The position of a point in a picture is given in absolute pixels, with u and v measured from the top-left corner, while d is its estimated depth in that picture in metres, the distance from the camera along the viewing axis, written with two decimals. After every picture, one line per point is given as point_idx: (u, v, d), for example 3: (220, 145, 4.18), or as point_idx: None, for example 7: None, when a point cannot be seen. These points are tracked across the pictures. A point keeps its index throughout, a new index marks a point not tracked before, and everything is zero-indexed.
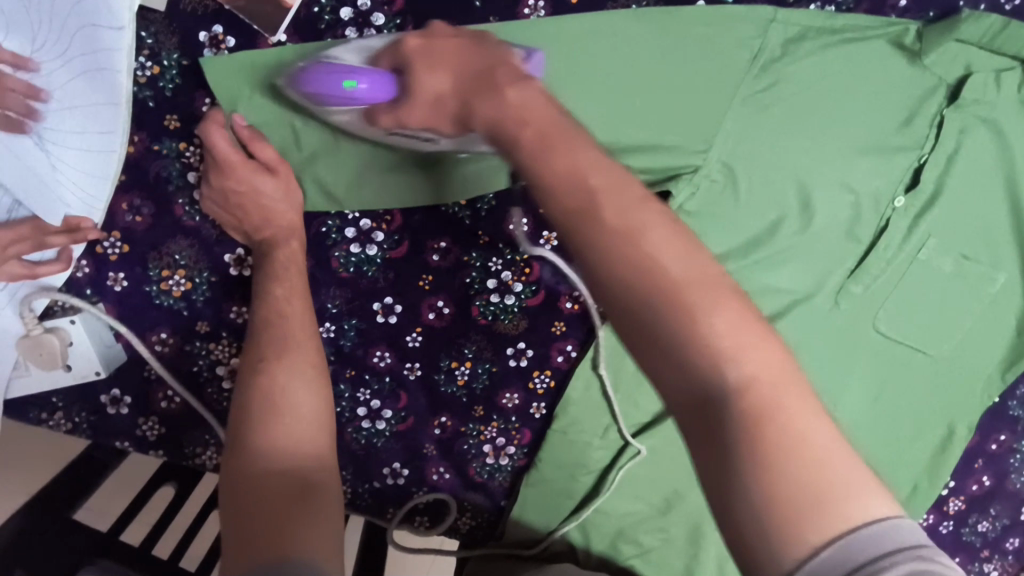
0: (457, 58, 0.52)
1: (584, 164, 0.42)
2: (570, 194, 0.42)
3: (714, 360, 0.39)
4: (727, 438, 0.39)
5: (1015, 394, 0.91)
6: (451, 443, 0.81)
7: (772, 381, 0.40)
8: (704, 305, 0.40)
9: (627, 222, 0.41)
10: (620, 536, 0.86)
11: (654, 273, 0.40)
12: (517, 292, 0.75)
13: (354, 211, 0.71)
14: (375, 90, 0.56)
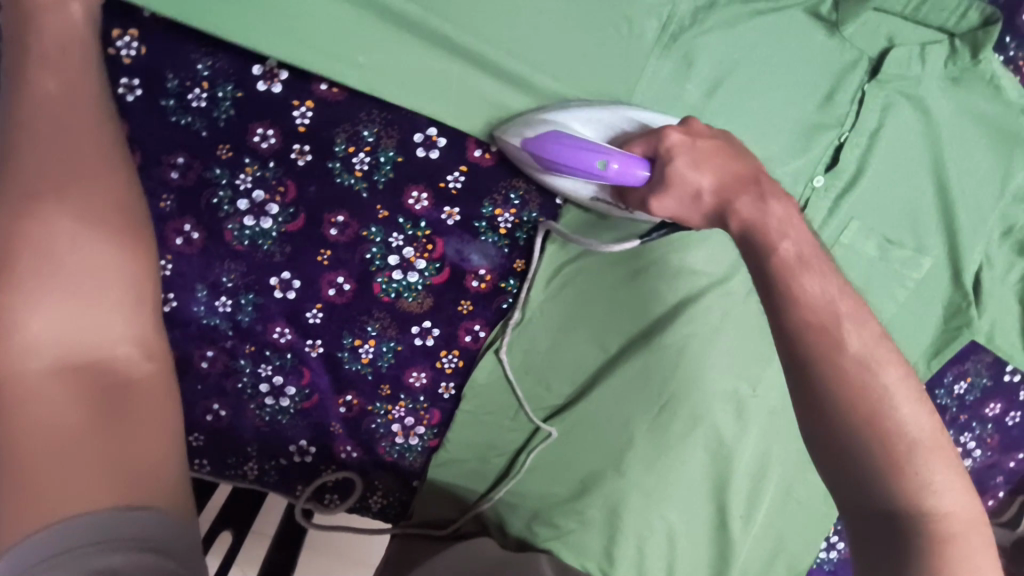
0: (724, 160, 0.57)
1: (837, 293, 0.51)
2: (846, 340, 0.49)
3: (925, 491, 0.46)
4: (911, 560, 0.45)
5: (942, 383, 0.87)
6: (359, 421, 0.80)
7: (964, 515, 0.47)
8: (921, 444, 0.47)
9: (870, 366, 0.48)
10: (535, 518, 0.85)
11: (896, 414, 0.48)
12: (420, 269, 0.73)
13: (246, 181, 0.67)
14: (627, 170, 0.59)
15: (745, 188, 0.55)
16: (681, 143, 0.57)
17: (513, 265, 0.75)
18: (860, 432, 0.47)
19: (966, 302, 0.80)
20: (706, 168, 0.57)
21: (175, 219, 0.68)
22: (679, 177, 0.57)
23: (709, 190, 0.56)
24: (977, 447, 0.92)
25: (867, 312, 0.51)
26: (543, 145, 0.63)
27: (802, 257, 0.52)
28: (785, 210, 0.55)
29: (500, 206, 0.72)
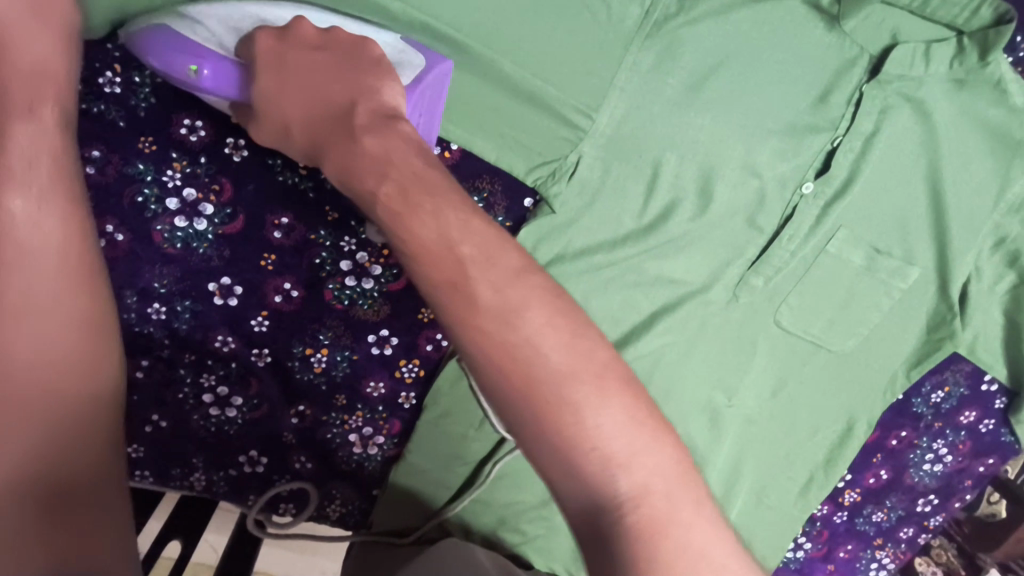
0: (326, 95, 0.49)
1: (428, 215, 0.40)
2: (477, 299, 0.38)
3: (609, 465, 0.38)
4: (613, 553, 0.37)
5: (919, 391, 0.86)
6: (313, 431, 0.75)
7: (663, 478, 0.39)
8: (583, 400, 0.38)
9: (511, 319, 0.38)
10: (502, 524, 0.84)
11: (534, 378, 0.38)
12: (375, 275, 0.67)
13: (174, 179, 0.60)
14: (224, 76, 0.52)
15: (340, 133, 0.46)
16: (268, 53, 0.50)
17: None
18: (532, 412, 0.38)
19: (951, 314, 0.77)
20: (296, 87, 0.50)
21: (95, 219, 0.61)
22: (269, 101, 0.51)
23: (311, 129, 0.48)
24: (948, 453, 0.91)
25: (506, 247, 0.41)
26: (155, 54, 0.52)
27: (405, 187, 0.41)
28: (405, 146, 0.45)
29: None
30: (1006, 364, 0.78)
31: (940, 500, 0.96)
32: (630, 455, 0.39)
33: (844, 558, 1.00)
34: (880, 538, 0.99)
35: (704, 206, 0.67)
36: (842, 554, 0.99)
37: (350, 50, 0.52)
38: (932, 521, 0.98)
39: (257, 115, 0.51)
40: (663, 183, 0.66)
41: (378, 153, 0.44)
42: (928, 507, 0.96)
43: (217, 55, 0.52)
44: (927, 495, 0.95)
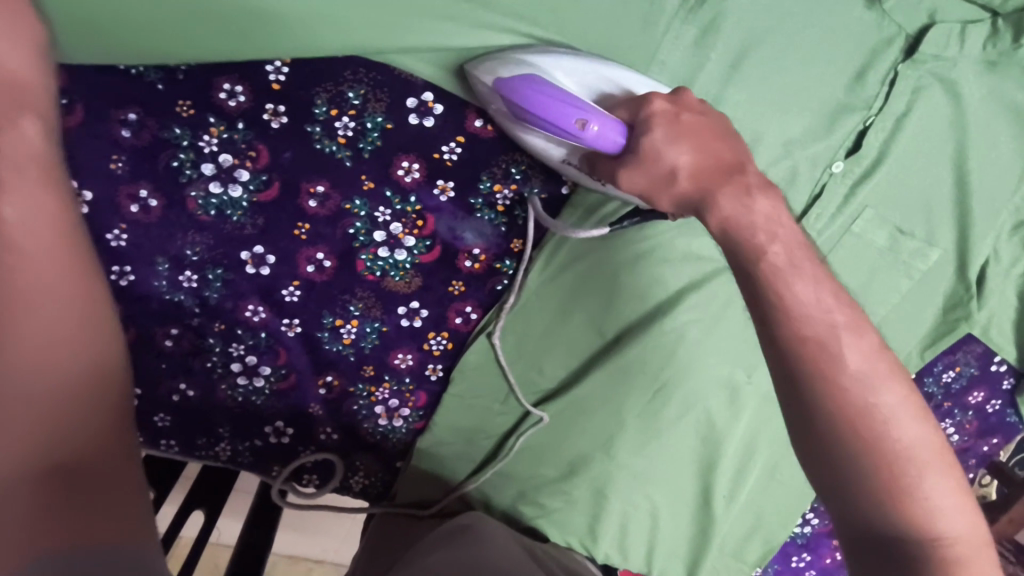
0: (699, 134, 0.52)
1: (721, 196, 0.51)
2: (846, 356, 0.47)
3: (871, 407, 0.46)
4: (862, 470, 0.46)
5: (932, 371, 0.87)
6: (340, 403, 0.75)
7: (905, 409, 0.47)
8: (838, 355, 0.47)
9: (810, 310, 0.48)
10: (521, 497, 0.85)
11: (827, 338, 0.47)
12: (408, 246, 0.67)
13: (211, 144, 0.59)
14: (606, 136, 0.52)
15: (663, 116, 0.52)
16: (664, 113, 0.52)
17: (510, 245, 0.69)
18: (869, 465, 0.46)
19: (968, 295, 0.79)
20: (687, 140, 0.51)
21: (128, 183, 0.60)
22: (659, 161, 0.51)
23: (683, 170, 0.51)
24: (955, 432, 0.93)
25: (865, 323, 0.49)
26: (521, 87, 0.54)
27: (700, 185, 0.51)
28: (761, 197, 0.51)
29: (500, 181, 0.65)
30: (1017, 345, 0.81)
31: None
32: (879, 388, 0.47)
33: None
34: None
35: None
36: None
37: (722, 123, 0.54)
38: None
39: (636, 163, 0.52)
40: None
41: (741, 211, 0.51)
42: None
43: (605, 113, 0.51)
44: None
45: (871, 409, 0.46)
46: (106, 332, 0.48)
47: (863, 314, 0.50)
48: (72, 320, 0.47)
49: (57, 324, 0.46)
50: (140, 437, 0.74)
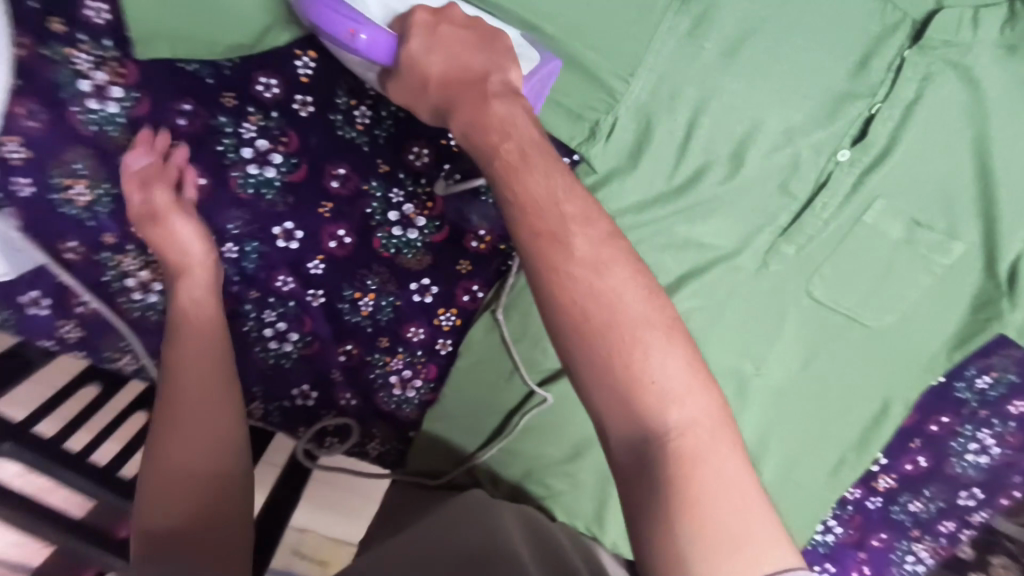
0: (465, 44, 0.55)
1: (479, 111, 0.52)
2: (571, 245, 0.46)
3: (608, 308, 0.44)
4: (610, 373, 0.43)
5: (962, 375, 0.83)
6: (358, 370, 0.82)
7: (652, 308, 0.45)
8: (591, 256, 0.45)
9: (554, 203, 0.47)
10: (529, 476, 0.89)
11: (557, 234, 0.46)
12: (419, 226, 0.73)
13: (250, 130, 0.68)
14: (375, 46, 0.56)
15: (427, 29, 0.55)
16: (423, 25, 0.55)
17: (512, 227, 0.74)
18: (600, 359, 0.43)
19: (999, 293, 0.75)
20: (441, 52, 0.55)
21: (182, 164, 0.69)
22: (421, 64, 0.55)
23: (434, 81, 0.55)
24: (996, 445, 0.88)
25: (618, 232, 0.47)
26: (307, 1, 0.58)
27: (486, 100, 0.52)
28: (509, 105, 0.53)
29: None
30: None
31: (986, 495, 0.93)
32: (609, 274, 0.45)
33: (879, 547, 0.97)
34: (918, 530, 0.96)
35: (735, 172, 0.69)
36: (876, 542, 0.97)
37: (486, 31, 0.57)
38: (976, 516, 0.95)
39: (400, 72, 0.56)
40: (696, 146, 0.68)
41: (490, 108, 0.51)
42: (972, 501, 0.93)
43: (376, 25, 0.56)
44: (970, 488, 0.92)
45: (607, 312, 0.44)
46: (235, 413, 0.66)
47: (597, 203, 0.48)
48: (219, 377, 0.66)
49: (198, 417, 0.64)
50: None
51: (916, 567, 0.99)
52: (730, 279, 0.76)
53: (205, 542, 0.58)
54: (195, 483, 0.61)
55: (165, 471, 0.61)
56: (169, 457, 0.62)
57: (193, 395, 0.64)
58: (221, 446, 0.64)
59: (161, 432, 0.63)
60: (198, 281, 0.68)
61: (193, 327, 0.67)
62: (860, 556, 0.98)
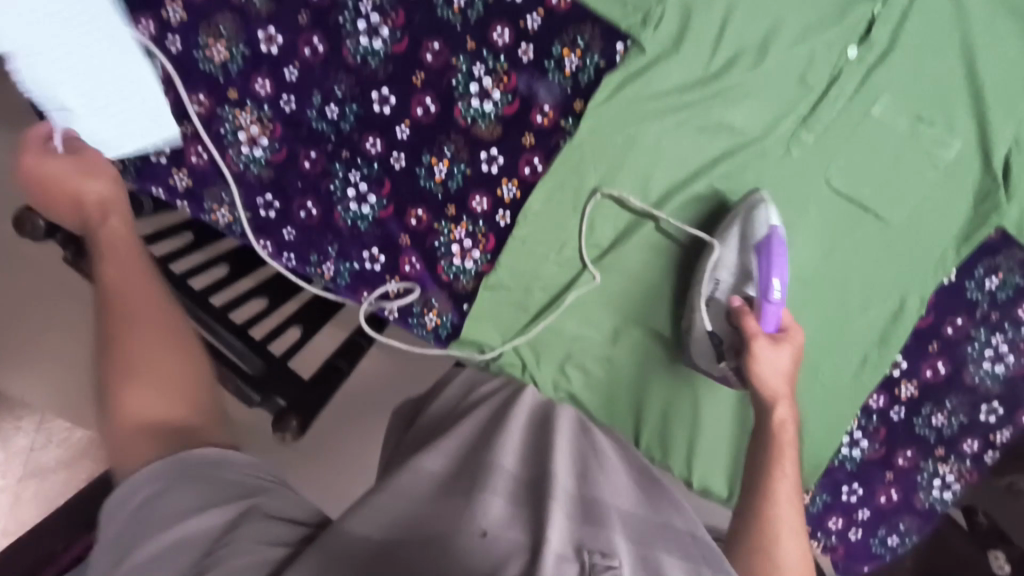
0: (794, 348, 0.77)
1: (782, 339, 0.77)
2: (778, 371, 0.76)
3: (774, 452, 0.75)
4: (773, 507, 0.73)
5: (971, 274, 0.91)
6: (424, 236, 0.93)
7: (803, 550, 0.72)
8: (779, 413, 0.76)
9: (776, 375, 0.76)
10: (567, 359, 0.97)
11: (783, 349, 0.77)
12: (494, 99, 0.86)
13: (366, 7, 0.84)
14: (773, 317, 0.79)
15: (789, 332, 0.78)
16: (795, 342, 0.78)
17: (573, 104, 0.86)
18: (765, 489, 0.74)
19: (996, 185, 0.85)
20: (792, 355, 0.77)
21: (307, 32, 0.85)
22: (784, 353, 0.76)
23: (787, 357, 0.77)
24: (1010, 352, 0.93)
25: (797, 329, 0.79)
26: (766, 240, 0.83)
27: (787, 328, 0.79)
28: (787, 353, 0.77)
29: (567, 47, 0.84)
30: None
31: (1006, 411, 0.97)
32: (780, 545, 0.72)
33: (904, 466, 1.01)
34: (942, 449, 0.99)
35: (762, 61, 0.83)
36: (902, 461, 1.00)
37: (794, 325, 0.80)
38: (998, 436, 0.98)
39: (786, 334, 0.78)
40: (729, 38, 0.83)
41: (768, 361, 0.76)
42: (993, 417, 0.97)
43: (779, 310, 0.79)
44: (989, 401, 0.96)
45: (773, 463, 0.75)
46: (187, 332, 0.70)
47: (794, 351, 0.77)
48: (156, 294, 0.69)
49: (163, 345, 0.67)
50: (270, 248, 0.93)
51: (943, 495, 1.01)
52: (757, 166, 0.88)
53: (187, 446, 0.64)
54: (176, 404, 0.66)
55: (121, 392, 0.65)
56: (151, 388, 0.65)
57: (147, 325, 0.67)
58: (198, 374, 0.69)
59: (116, 383, 0.65)
60: (117, 223, 0.71)
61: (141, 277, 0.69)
62: (886, 476, 1.01)
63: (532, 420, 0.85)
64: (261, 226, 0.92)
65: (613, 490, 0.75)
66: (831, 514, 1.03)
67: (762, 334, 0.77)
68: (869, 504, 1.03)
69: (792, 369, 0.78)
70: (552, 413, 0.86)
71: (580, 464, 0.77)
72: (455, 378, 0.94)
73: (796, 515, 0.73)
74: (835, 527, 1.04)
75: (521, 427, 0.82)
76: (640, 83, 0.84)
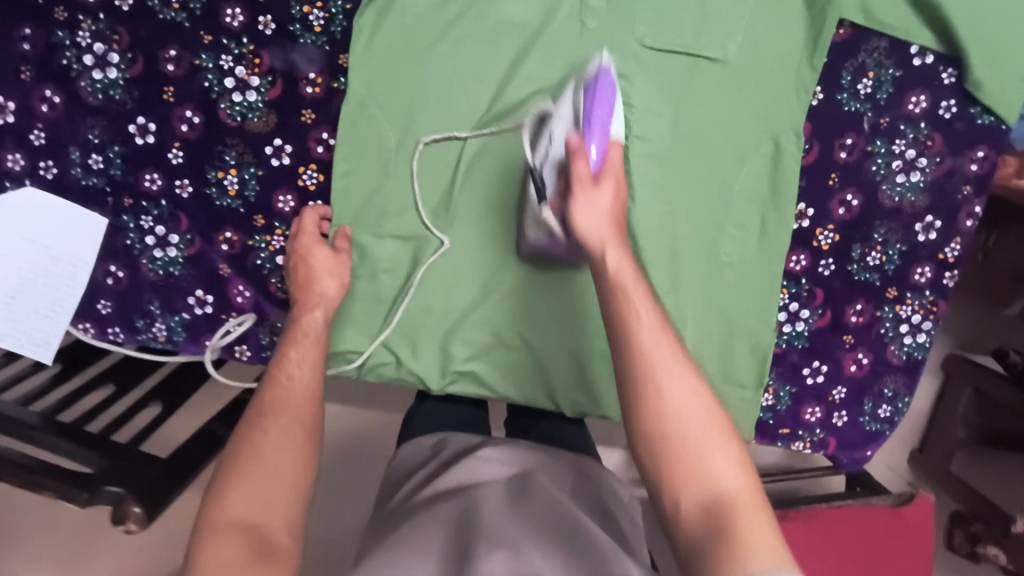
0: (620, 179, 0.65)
1: (610, 173, 0.64)
2: (607, 214, 0.62)
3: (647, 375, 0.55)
4: (682, 430, 0.54)
5: (839, 83, 0.79)
6: (244, 258, 0.83)
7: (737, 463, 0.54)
8: (627, 278, 0.59)
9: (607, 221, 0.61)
10: (449, 337, 0.85)
11: (615, 190, 0.64)
12: (255, 87, 0.78)
13: (86, 38, 0.76)
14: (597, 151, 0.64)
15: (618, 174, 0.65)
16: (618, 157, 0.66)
17: (338, 61, 0.78)
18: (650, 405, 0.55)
19: None
20: (619, 196, 0.64)
21: (37, 87, 0.77)
22: (603, 195, 0.62)
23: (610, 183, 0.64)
24: (920, 156, 0.81)
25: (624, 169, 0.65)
26: (594, 76, 0.66)
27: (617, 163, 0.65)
28: (612, 191, 0.63)
29: (307, 4, 0.77)
30: (902, 18, 0.77)
31: (944, 223, 0.83)
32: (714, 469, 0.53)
33: (860, 324, 0.87)
34: (894, 290, 0.86)
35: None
36: (855, 318, 0.87)
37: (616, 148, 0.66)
38: (949, 252, 0.84)
39: (612, 172, 0.64)
40: None
41: (588, 205, 0.61)
42: (934, 234, 0.84)
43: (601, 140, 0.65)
44: (922, 218, 0.83)
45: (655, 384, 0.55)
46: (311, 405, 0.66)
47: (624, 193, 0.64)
48: (313, 353, 0.70)
49: (279, 429, 0.62)
50: (92, 330, 0.83)
51: (918, 341, 0.88)
52: (557, 54, 0.78)
53: None
54: (278, 500, 0.58)
55: (241, 467, 0.59)
56: (220, 494, 0.57)
57: (284, 412, 0.64)
58: (283, 478, 0.59)
59: (239, 463, 0.59)
60: (331, 287, 0.76)
61: (293, 353, 0.69)
62: (846, 342, 0.88)
63: (451, 499, 0.63)
64: (70, 309, 0.82)
65: (565, 567, 0.54)
66: (804, 405, 0.90)
67: (584, 170, 0.62)
68: (840, 380, 0.89)
69: (619, 214, 0.64)
70: (473, 487, 0.64)
71: (511, 529, 0.56)
72: (401, 467, 0.75)
73: (714, 425, 0.55)
74: (815, 419, 0.91)
75: (443, 517, 0.60)
76: (396, 15, 0.77)
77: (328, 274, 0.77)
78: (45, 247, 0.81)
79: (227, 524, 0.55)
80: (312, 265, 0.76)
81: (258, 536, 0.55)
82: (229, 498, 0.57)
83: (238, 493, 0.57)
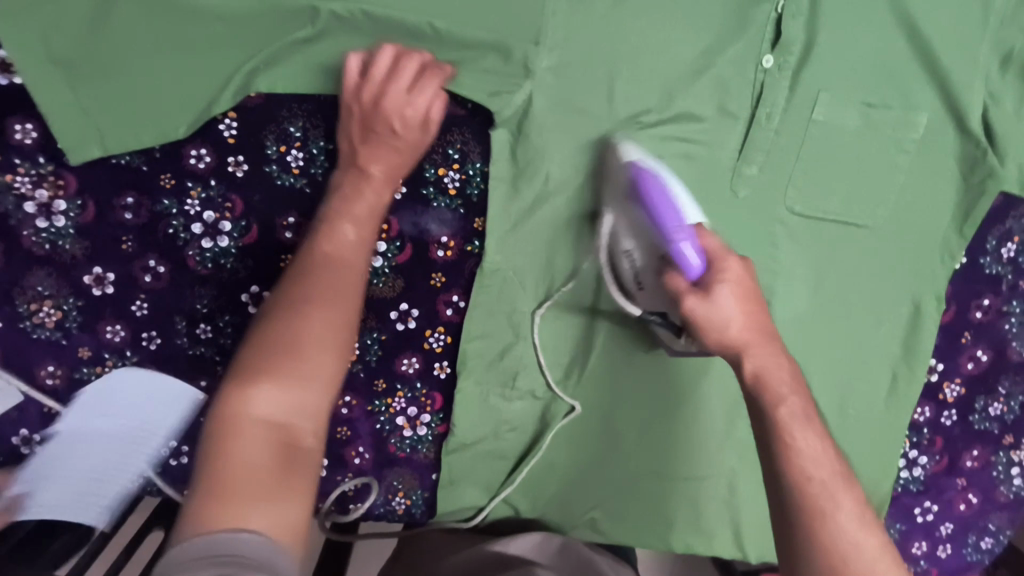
0: (752, 291, 0.58)
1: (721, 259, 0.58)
2: (717, 293, 0.56)
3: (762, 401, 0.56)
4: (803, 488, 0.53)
5: (983, 249, 0.78)
6: (362, 423, 0.79)
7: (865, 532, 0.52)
8: (746, 345, 0.57)
9: (713, 273, 0.58)
10: (573, 487, 0.84)
11: (719, 264, 0.58)
12: (382, 252, 0.74)
13: (194, 205, 0.69)
14: (690, 254, 0.58)
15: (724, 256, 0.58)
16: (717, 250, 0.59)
17: (473, 225, 0.74)
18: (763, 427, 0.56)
19: (982, 150, 0.71)
20: (733, 282, 0.57)
21: (139, 257, 0.70)
22: (721, 303, 0.56)
23: (728, 276, 0.57)
24: None
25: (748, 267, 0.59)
26: (638, 178, 0.64)
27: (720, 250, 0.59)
28: (722, 285, 0.57)
29: (441, 166, 0.72)
30: None
31: None
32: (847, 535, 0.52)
33: (975, 467, 0.88)
34: (1010, 435, 0.87)
35: (654, 107, 0.69)
36: (971, 462, 0.88)
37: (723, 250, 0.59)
38: None
39: (715, 270, 0.58)
40: (620, 93, 0.68)
41: (711, 323, 0.56)
42: None
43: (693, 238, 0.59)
44: None
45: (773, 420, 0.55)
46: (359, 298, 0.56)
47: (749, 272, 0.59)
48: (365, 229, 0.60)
49: (327, 311, 0.53)
50: None
51: None
52: None
53: (255, 489, 0.44)
54: (304, 406, 0.49)
55: (276, 348, 0.49)
56: (250, 379, 0.47)
57: (332, 295, 0.54)
58: (320, 381, 0.50)
59: (271, 356, 0.49)
60: (404, 130, 0.64)
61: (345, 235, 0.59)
62: (959, 484, 0.89)
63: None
64: (176, 479, 0.77)
65: None
66: (913, 540, 0.90)
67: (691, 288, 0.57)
68: (949, 517, 0.90)
69: (750, 310, 0.57)
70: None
71: None
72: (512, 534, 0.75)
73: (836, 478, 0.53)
74: (920, 551, 0.91)
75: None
76: (533, 180, 0.71)
77: (385, 160, 0.64)
78: (145, 422, 0.74)
79: (254, 420, 0.46)
80: (383, 150, 0.64)
81: (285, 434, 0.47)
82: (260, 389, 0.47)
83: (276, 369, 0.48)
